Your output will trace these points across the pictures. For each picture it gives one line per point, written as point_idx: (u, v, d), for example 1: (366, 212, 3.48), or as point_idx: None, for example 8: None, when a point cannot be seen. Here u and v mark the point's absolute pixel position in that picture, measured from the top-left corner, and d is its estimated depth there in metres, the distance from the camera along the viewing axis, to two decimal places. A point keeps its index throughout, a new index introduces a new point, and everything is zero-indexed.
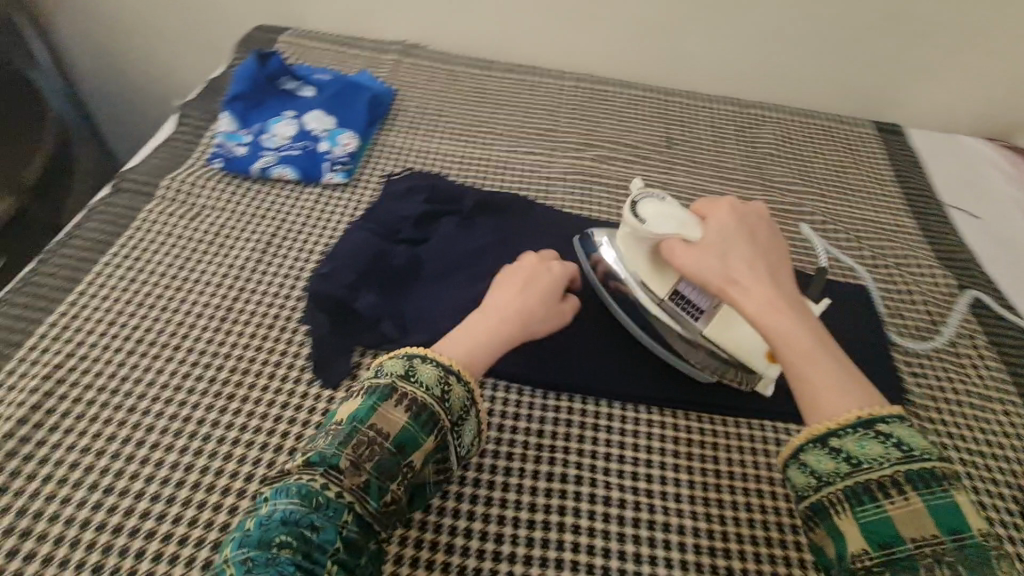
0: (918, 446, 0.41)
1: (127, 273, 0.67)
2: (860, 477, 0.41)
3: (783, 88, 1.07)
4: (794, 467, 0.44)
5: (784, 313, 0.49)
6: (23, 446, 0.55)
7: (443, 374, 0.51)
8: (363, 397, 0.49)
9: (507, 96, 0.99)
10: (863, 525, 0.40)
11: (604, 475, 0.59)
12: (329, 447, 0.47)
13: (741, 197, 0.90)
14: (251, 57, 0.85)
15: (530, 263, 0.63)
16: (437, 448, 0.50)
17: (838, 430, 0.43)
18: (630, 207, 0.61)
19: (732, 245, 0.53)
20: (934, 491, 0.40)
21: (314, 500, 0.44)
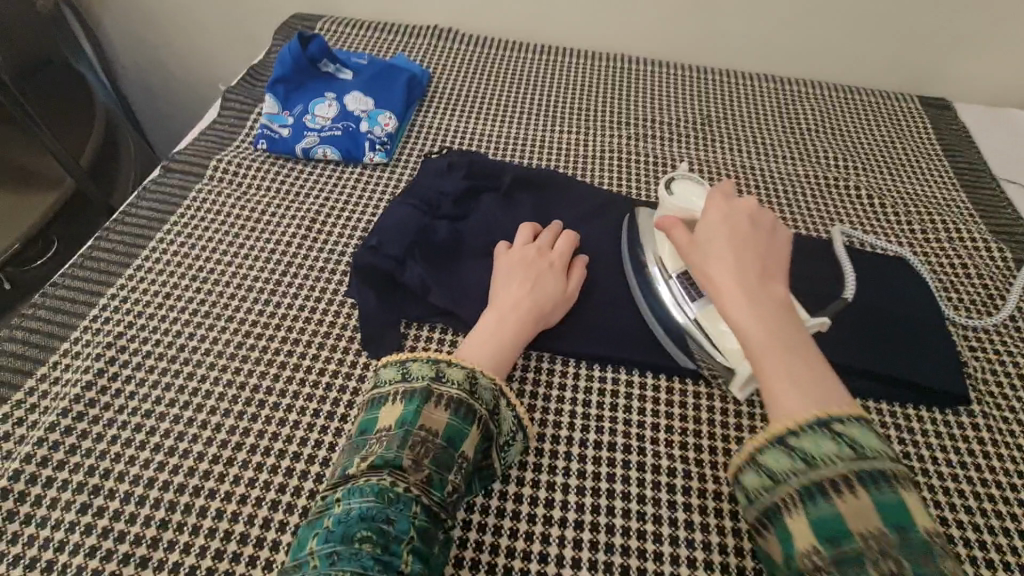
0: (870, 448, 0.45)
1: (181, 248, 0.69)
2: (814, 477, 0.44)
3: (826, 64, 1.04)
4: (752, 472, 0.47)
5: (751, 311, 0.52)
6: (91, 408, 0.56)
7: (470, 372, 0.54)
8: (403, 403, 0.51)
9: (541, 76, 0.99)
10: (814, 522, 0.43)
11: (653, 445, 0.58)
12: (388, 451, 0.48)
13: (784, 172, 0.88)
14: (293, 39, 0.86)
15: (531, 253, 0.65)
16: (485, 437, 0.52)
17: (796, 430, 0.46)
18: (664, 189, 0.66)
19: (719, 242, 0.56)
20: (881, 489, 0.43)
21: (386, 496, 0.46)
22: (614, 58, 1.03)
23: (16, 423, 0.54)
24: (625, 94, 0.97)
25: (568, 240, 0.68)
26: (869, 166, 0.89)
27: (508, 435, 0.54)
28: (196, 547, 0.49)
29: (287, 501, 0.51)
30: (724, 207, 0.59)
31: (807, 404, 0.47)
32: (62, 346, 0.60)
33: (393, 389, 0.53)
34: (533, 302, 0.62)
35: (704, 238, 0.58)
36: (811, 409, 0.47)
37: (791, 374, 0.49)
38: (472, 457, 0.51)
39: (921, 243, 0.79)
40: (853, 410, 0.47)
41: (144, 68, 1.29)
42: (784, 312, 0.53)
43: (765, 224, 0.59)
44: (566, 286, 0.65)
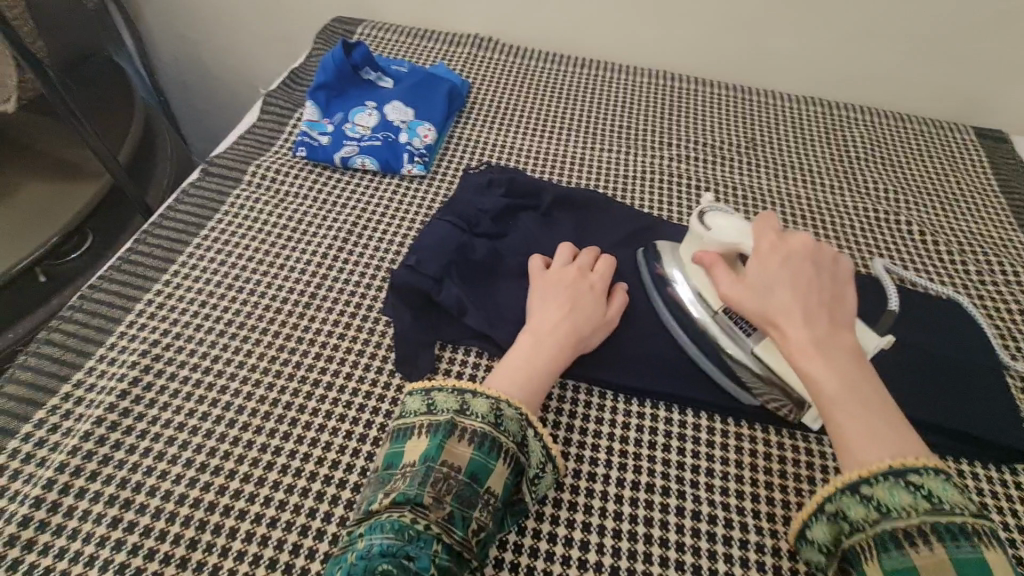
0: (950, 501, 0.42)
1: (218, 255, 0.69)
2: (888, 525, 0.42)
3: (876, 89, 1.01)
4: (823, 519, 0.47)
5: (819, 357, 0.48)
6: (125, 418, 0.55)
7: (495, 403, 0.52)
8: (428, 437, 0.50)
9: (581, 91, 0.97)
10: (888, 574, 0.41)
11: (693, 487, 0.56)
12: (410, 487, 0.47)
13: (830, 202, 0.85)
14: (336, 45, 0.85)
15: (571, 274, 0.63)
16: (511, 472, 0.50)
17: (869, 479, 0.44)
18: (697, 218, 0.61)
19: (775, 283, 0.52)
20: (961, 546, 0.40)
21: (407, 533, 0.45)
22: (656, 75, 1.01)
23: (51, 429, 0.54)
24: (666, 113, 0.95)
25: (608, 262, 0.65)
26: (920, 199, 0.86)
27: (538, 467, 0.52)
28: (224, 570, 0.48)
29: (316, 527, 0.50)
30: (775, 242, 0.55)
31: (886, 454, 0.44)
32: (99, 352, 0.60)
33: (418, 421, 0.52)
34: (572, 324, 0.59)
35: (756, 276, 0.53)
36: (890, 458, 0.44)
37: (869, 431, 0.45)
38: (496, 493, 0.49)
39: (976, 284, 0.75)
40: (932, 463, 0.44)
41: (183, 65, 1.30)
42: (851, 356, 0.49)
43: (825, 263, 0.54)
44: (606, 311, 0.63)
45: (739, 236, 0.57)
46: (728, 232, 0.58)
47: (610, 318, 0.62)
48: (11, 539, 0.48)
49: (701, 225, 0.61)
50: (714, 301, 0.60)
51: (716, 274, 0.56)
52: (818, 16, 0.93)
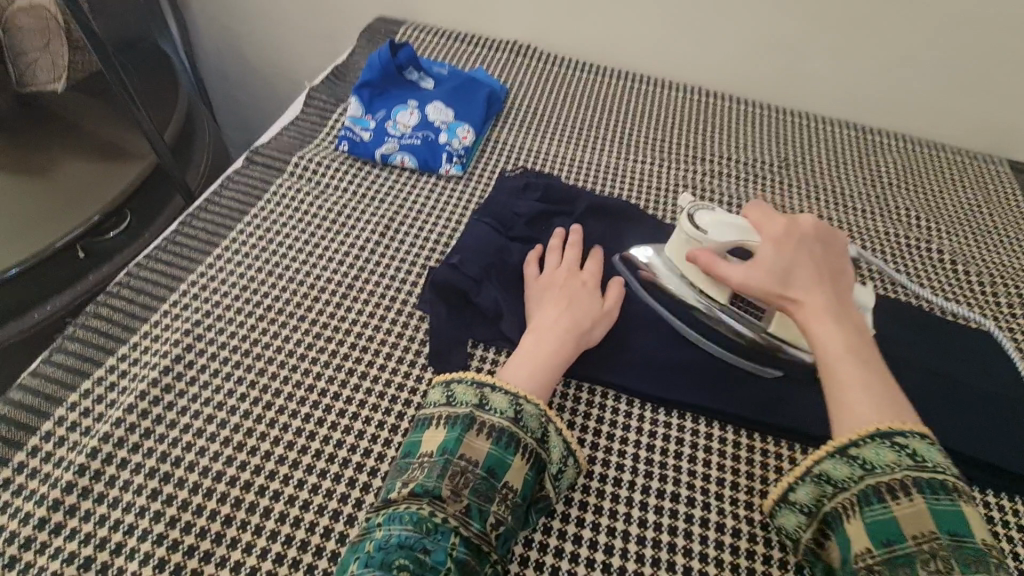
0: (933, 461, 0.46)
1: (259, 243, 0.71)
2: (872, 481, 0.46)
3: (913, 117, 1.01)
4: (810, 481, 0.50)
5: (828, 322, 0.53)
6: (166, 394, 0.57)
7: (514, 398, 0.53)
8: (446, 429, 0.51)
9: (617, 103, 0.98)
10: (870, 524, 0.45)
11: (717, 500, 0.56)
12: (428, 479, 0.48)
13: (863, 225, 0.85)
14: (384, 45, 0.88)
15: (562, 275, 0.65)
16: (530, 467, 0.51)
17: (858, 440, 0.48)
18: (687, 219, 0.62)
19: (789, 267, 0.56)
20: (939, 499, 0.44)
21: (425, 525, 0.45)
22: (691, 90, 1.02)
23: (96, 400, 0.56)
24: (699, 128, 0.96)
25: (596, 258, 0.67)
26: (945, 226, 0.86)
27: (558, 463, 0.52)
28: (257, 548, 0.49)
29: (346, 512, 0.51)
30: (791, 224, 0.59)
31: (874, 416, 0.48)
32: (143, 328, 0.62)
33: (438, 413, 0.52)
34: (568, 317, 0.61)
35: (769, 259, 0.56)
36: (878, 420, 0.48)
37: (864, 382, 0.50)
38: (515, 487, 0.49)
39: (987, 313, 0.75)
40: (923, 429, 0.48)
41: (225, 55, 1.33)
42: (856, 326, 0.54)
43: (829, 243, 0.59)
44: (605, 305, 0.64)
45: (741, 234, 0.59)
46: (725, 230, 0.61)
47: (610, 309, 0.63)
48: (54, 504, 0.50)
49: (692, 225, 0.62)
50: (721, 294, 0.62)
51: (721, 268, 0.58)
52: (860, 41, 0.94)
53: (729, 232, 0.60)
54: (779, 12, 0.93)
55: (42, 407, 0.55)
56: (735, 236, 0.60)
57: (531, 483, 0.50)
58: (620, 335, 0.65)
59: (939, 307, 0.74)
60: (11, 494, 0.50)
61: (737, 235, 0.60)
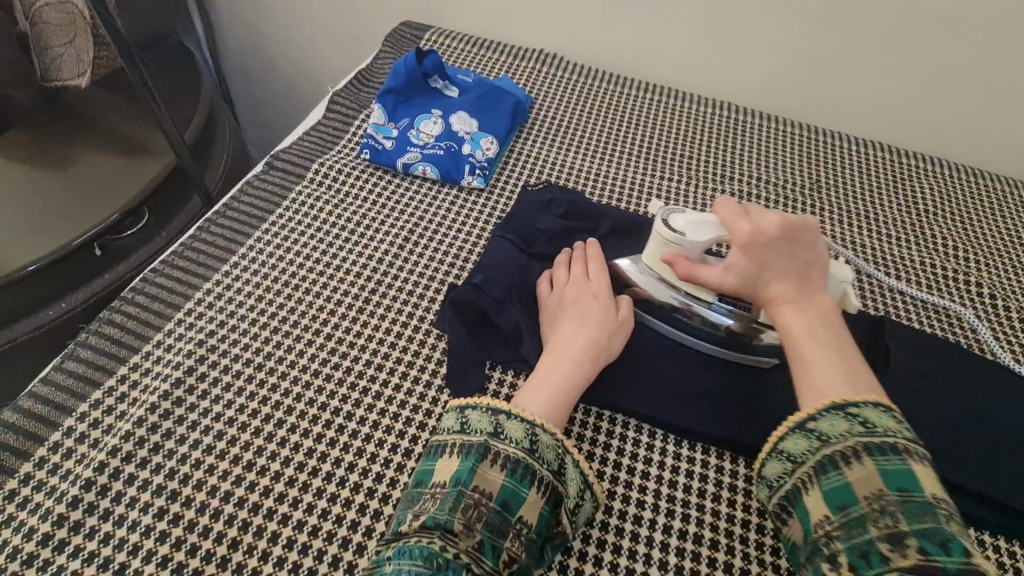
0: (883, 426, 0.46)
1: (276, 251, 0.69)
2: (826, 451, 0.47)
3: (951, 141, 0.97)
4: (775, 459, 0.50)
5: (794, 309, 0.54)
6: (177, 407, 0.56)
7: (529, 427, 0.50)
8: (459, 458, 0.48)
9: (642, 115, 0.96)
10: (826, 491, 0.45)
11: (743, 543, 0.53)
12: (439, 512, 0.45)
13: (895, 252, 0.82)
14: (409, 52, 0.86)
15: (571, 291, 0.63)
16: (546, 501, 0.48)
17: (814, 415, 0.48)
18: (663, 225, 0.60)
19: (758, 266, 0.55)
20: (889, 458, 0.45)
21: (436, 561, 0.42)
22: (721, 106, 0.99)
23: (106, 411, 0.55)
24: (729, 145, 0.93)
25: (599, 263, 0.65)
26: (977, 254, 0.83)
27: (576, 496, 0.50)
28: (264, 574, 0.47)
29: (357, 540, 0.50)
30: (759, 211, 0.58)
31: (836, 389, 0.49)
32: (156, 337, 0.60)
33: (451, 440, 0.50)
34: (581, 333, 0.58)
35: (741, 263, 0.56)
36: (834, 393, 0.48)
37: (826, 365, 0.50)
38: (530, 523, 0.47)
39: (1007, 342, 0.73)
40: (880, 399, 0.48)
41: (249, 54, 1.33)
42: (825, 311, 0.54)
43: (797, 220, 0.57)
44: (618, 314, 0.62)
45: (716, 232, 0.58)
46: (701, 229, 0.59)
47: (625, 317, 0.61)
48: (59, 519, 0.48)
49: (669, 231, 0.59)
50: (705, 291, 0.61)
51: (700, 274, 0.58)
52: (900, 62, 0.91)
53: (706, 230, 0.58)
54: (817, 29, 0.90)
55: (52, 415, 0.54)
56: (711, 235, 0.58)
57: (547, 518, 0.48)
58: (644, 362, 0.63)
59: (974, 340, 0.72)
60: (16, 507, 0.49)
61: (712, 236, 0.58)
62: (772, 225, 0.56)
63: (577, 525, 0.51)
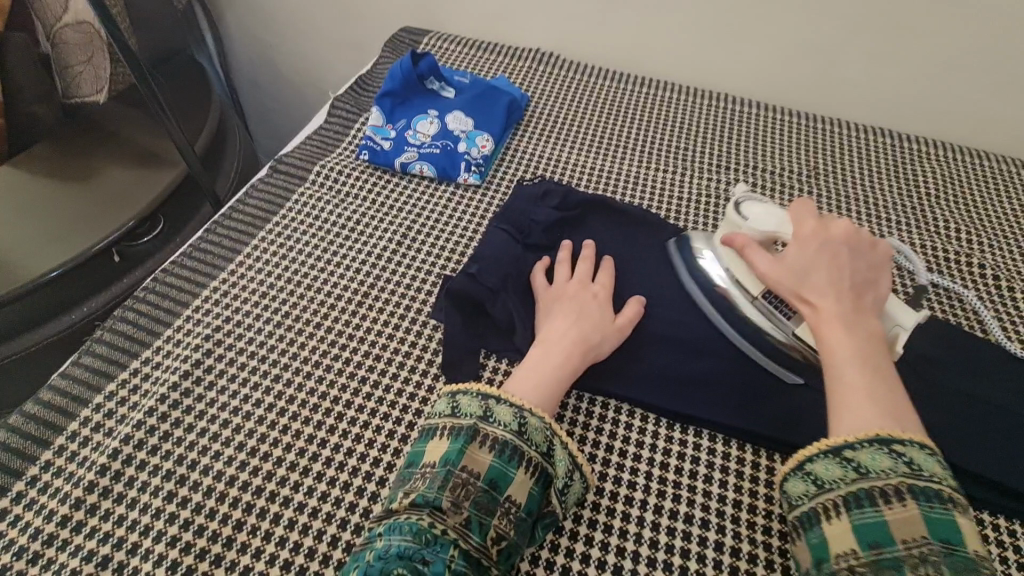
0: (930, 470, 0.45)
1: (280, 250, 0.72)
2: (865, 485, 0.46)
3: (953, 124, 0.96)
4: (804, 481, 0.49)
5: (841, 330, 0.53)
6: (185, 398, 0.58)
7: (518, 411, 0.52)
8: (449, 440, 0.50)
9: (638, 109, 0.97)
10: (860, 526, 0.45)
11: (733, 523, 0.54)
12: (429, 490, 0.47)
13: (893, 235, 0.82)
14: (406, 55, 0.89)
15: (574, 289, 0.64)
16: (535, 481, 0.50)
17: (855, 443, 0.47)
18: (733, 210, 0.65)
19: (809, 264, 0.57)
20: (934, 507, 0.44)
21: (424, 536, 0.44)
22: (717, 97, 1.00)
23: (119, 402, 0.58)
24: (726, 136, 0.94)
25: (607, 271, 0.67)
26: (981, 236, 0.82)
27: (565, 478, 0.51)
28: (266, 553, 0.50)
29: (354, 521, 0.52)
30: (813, 234, 0.59)
31: (872, 417, 0.48)
32: (166, 333, 0.63)
33: (442, 423, 0.52)
34: (578, 331, 0.59)
35: (792, 258, 0.58)
36: (877, 425, 0.48)
37: (869, 392, 0.49)
38: (518, 501, 0.48)
39: (1004, 320, 0.72)
40: (919, 435, 0.47)
41: (258, 65, 1.37)
42: (872, 337, 0.53)
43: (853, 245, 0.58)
44: (616, 317, 0.63)
45: (779, 225, 0.61)
46: (766, 221, 0.62)
47: (622, 320, 0.63)
48: (76, 503, 0.51)
49: (737, 215, 0.64)
50: (755, 286, 0.62)
51: (751, 254, 0.61)
52: (897, 47, 0.90)
53: (770, 222, 0.62)
54: (811, 15, 0.90)
55: (69, 408, 0.57)
56: (769, 228, 0.62)
57: (536, 498, 0.49)
58: (636, 348, 0.64)
59: (973, 322, 0.72)
60: (37, 491, 0.52)
61: (773, 228, 0.62)
62: (830, 241, 0.58)
63: (567, 506, 0.52)
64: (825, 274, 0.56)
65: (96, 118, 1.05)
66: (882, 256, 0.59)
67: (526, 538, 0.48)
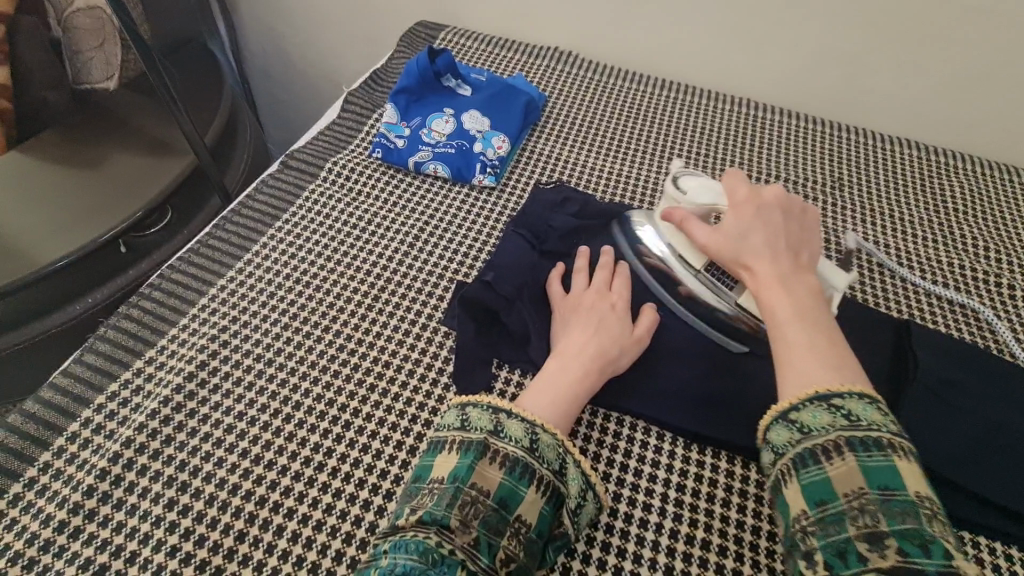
0: (869, 419, 0.44)
1: (289, 249, 0.70)
2: (807, 444, 0.45)
3: (984, 137, 0.93)
4: (764, 450, 0.49)
5: (780, 289, 0.52)
6: (189, 401, 0.57)
7: (531, 427, 0.50)
8: (458, 455, 0.48)
9: (656, 112, 0.95)
10: (805, 486, 0.44)
11: (752, 550, 0.52)
12: (437, 507, 0.45)
13: (920, 251, 0.79)
14: (423, 51, 0.86)
15: (591, 298, 0.61)
16: (546, 501, 0.48)
17: (797, 405, 0.47)
18: (671, 182, 0.63)
19: (748, 235, 0.56)
20: (872, 455, 0.42)
21: (431, 556, 0.42)
22: (739, 102, 0.97)
23: (122, 403, 0.56)
24: (746, 142, 0.91)
25: (623, 277, 0.64)
26: (1008, 254, 0.79)
27: (578, 498, 0.49)
28: (269, 567, 0.48)
29: (359, 536, 0.50)
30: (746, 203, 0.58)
31: (817, 375, 0.47)
32: (171, 332, 0.62)
33: (450, 437, 0.50)
34: (595, 343, 0.57)
35: (730, 229, 0.56)
36: (819, 381, 0.47)
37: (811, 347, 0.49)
38: (529, 522, 0.47)
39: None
40: (857, 386, 0.46)
41: (270, 56, 1.35)
42: (812, 292, 0.53)
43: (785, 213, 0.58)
44: (634, 329, 0.60)
45: (716, 197, 0.60)
46: (704, 194, 0.61)
47: (641, 332, 0.60)
48: (74, 508, 0.50)
49: (675, 188, 0.62)
50: (697, 260, 0.61)
51: (692, 229, 0.58)
52: (929, 56, 0.87)
53: (708, 195, 0.61)
54: (842, 21, 0.88)
55: (70, 407, 0.56)
56: (708, 201, 0.60)
57: (547, 518, 0.48)
58: (652, 363, 0.62)
59: (1004, 347, 0.69)
60: (36, 494, 0.51)
61: (712, 199, 0.60)
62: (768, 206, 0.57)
63: (580, 528, 0.50)
64: (761, 237, 0.55)
65: (106, 105, 1.04)
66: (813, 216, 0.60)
67: (536, 560, 0.46)
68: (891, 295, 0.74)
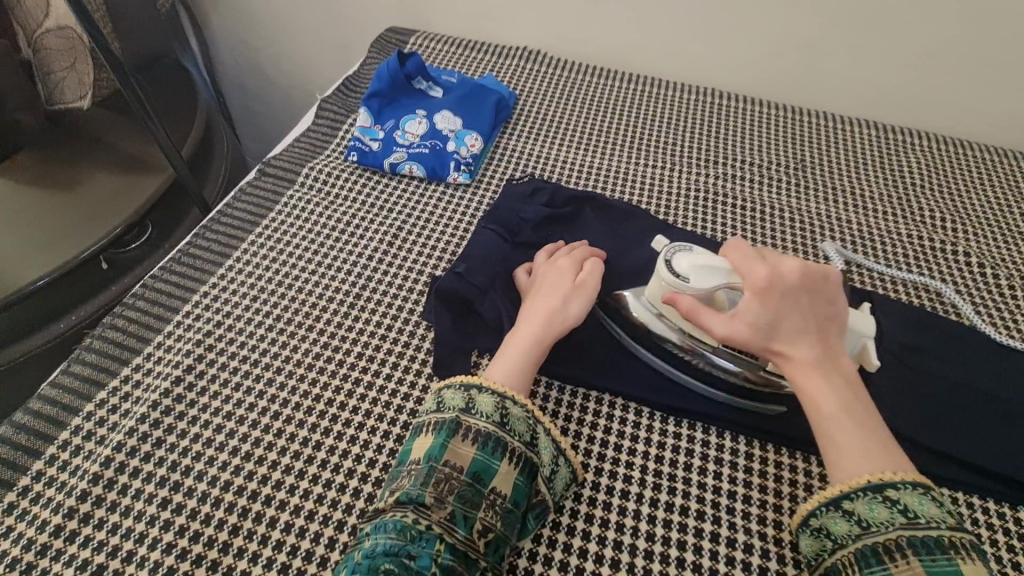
0: (926, 514, 0.45)
1: (269, 254, 0.72)
2: (868, 540, 0.45)
3: (936, 114, 0.97)
4: (809, 534, 0.49)
5: (817, 380, 0.51)
6: (178, 404, 0.58)
7: (500, 401, 0.52)
8: (433, 435, 0.51)
9: (626, 106, 0.97)
10: None
11: (728, 514, 0.55)
12: (413, 487, 0.48)
13: (885, 226, 0.82)
14: (392, 56, 0.88)
15: (539, 268, 0.64)
16: (519, 472, 0.50)
17: (850, 493, 0.47)
18: (665, 267, 0.57)
19: (771, 316, 0.52)
20: (936, 559, 0.43)
21: (409, 533, 0.45)
22: (706, 92, 1.00)
23: (111, 410, 0.58)
24: (714, 130, 0.94)
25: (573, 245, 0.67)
26: (966, 224, 0.83)
27: (550, 464, 0.52)
28: (262, 557, 0.50)
29: (350, 522, 0.52)
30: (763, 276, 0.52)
31: (869, 467, 0.47)
32: (156, 339, 0.63)
33: (427, 419, 0.53)
34: (538, 303, 0.60)
35: (752, 312, 0.52)
36: (870, 472, 0.47)
37: (859, 444, 0.48)
38: (503, 493, 0.49)
39: (989, 306, 0.73)
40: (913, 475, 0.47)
41: (244, 69, 1.36)
42: (850, 378, 0.52)
43: (808, 283, 0.53)
44: (578, 278, 0.62)
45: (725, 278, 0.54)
46: (706, 276, 0.55)
47: (586, 278, 0.62)
48: (70, 512, 0.51)
49: (670, 274, 0.56)
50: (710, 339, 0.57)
51: (704, 318, 0.54)
52: (879, 39, 0.91)
53: (713, 276, 0.55)
54: (796, 10, 0.91)
55: (60, 417, 0.57)
56: (714, 284, 0.54)
57: (521, 488, 0.50)
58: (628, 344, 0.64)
59: (960, 309, 0.72)
60: (29, 502, 0.52)
61: (718, 282, 0.54)
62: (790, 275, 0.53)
63: (557, 494, 0.53)
64: (791, 320, 0.52)
65: (83, 124, 1.04)
66: (835, 276, 0.55)
67: (514, 529, 0.48)
68: (851, 264, 0.77)
